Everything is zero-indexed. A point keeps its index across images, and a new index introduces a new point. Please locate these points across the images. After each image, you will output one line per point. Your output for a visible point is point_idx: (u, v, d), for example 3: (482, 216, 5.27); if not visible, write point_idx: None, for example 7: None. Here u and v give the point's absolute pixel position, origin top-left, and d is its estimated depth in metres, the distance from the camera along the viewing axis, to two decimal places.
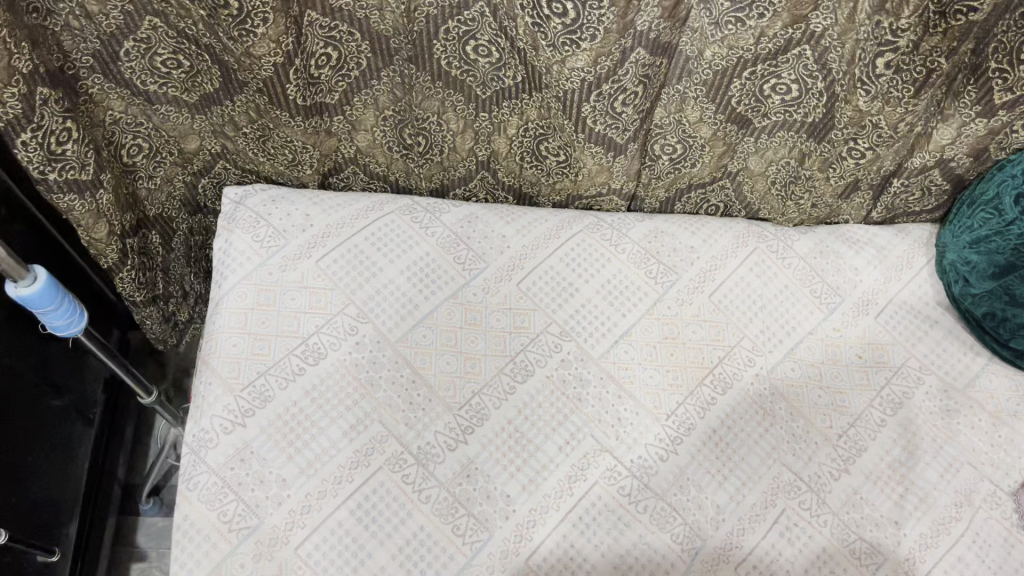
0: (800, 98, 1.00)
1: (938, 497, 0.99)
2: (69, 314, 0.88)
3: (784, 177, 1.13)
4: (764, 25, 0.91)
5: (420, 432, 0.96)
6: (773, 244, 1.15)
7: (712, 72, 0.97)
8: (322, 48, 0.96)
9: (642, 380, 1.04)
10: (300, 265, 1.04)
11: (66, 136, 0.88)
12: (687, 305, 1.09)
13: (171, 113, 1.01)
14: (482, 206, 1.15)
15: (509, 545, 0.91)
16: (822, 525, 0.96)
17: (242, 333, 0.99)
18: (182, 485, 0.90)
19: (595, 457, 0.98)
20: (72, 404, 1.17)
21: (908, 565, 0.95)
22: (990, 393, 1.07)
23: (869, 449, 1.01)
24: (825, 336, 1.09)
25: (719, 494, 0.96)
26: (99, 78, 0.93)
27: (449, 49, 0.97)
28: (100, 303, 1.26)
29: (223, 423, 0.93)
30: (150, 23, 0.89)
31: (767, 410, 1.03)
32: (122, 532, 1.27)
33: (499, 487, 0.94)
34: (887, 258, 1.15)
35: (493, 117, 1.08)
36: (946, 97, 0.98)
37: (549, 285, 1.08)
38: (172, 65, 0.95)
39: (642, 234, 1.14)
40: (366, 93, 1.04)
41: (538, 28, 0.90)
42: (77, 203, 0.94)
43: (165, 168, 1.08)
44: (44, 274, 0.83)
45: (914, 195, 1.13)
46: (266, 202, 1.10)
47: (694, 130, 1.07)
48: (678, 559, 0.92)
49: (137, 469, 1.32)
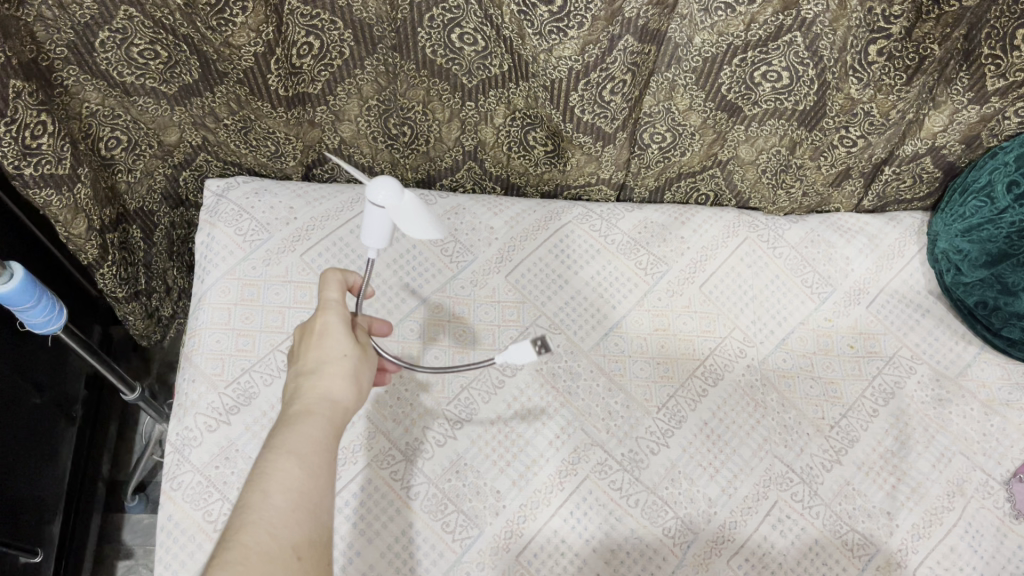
0: (790, 86, 0.98)
1: (930, 487, 0.98)
2: (49, 311, 0.86)
3: (775, 165, 1.11)
4: (754, 11, 0.88)
5: (409, 428, 0.94)
6: (765, 234, 1.14)
7: (702, 59, 0.95)
8: (304, 37, 0.93)
9: (633, 373, 1.02)
10: (283, 259, 1.03)
11: (41, 130, 0.86)
12: (678, 296, 1.08)
13: (149, 105, 0.99)
14: (469, 197, 1.13)
15: (500, 541, 0.90)
16: (815, 517, 0.96)
17: (225, 328, 0.97)
18: (165, 485, 0.89)
19: (586, 451, 0.96)
20: (54, 402, 1.15)
21: (900, 557, 0.95)
22: (982, 381, 1.06)
23: (861, 440, 1.01)
24: (817, 326, 1.09)
25: (710, 487, 0.96)
26: (74, 69, 0.90)
27: (434, 37, 0.95)
28: (81, 300, 1.23)
29: (207, 421, 0.92)
30: (126, 13, 0.87)
31: (758, 401, 1.02)
32: (107, 530, 1.25)
33: (489, 482, 0.93)
34: (878, 247, 1.14)
35: (479, 106, 1.06)
36: (938, 83, 0.96)
37: (538, 276, 1.07)
38: (149, 56, 0.92)
39: (632, 225, 1.13)
40: (349, 82, 1.02)
41: (524, 16, 0.88)
42: (55, 198, 0.91)
43: (145, 160, 1.06)
44: (20, 271, 0.81)
45: (906, 182, 1.12)
46: (248, 194, 1.08)
47: (683, 118, 1.05)
48: (669, 553, 0.92)
49: (122, 466, 1.30)
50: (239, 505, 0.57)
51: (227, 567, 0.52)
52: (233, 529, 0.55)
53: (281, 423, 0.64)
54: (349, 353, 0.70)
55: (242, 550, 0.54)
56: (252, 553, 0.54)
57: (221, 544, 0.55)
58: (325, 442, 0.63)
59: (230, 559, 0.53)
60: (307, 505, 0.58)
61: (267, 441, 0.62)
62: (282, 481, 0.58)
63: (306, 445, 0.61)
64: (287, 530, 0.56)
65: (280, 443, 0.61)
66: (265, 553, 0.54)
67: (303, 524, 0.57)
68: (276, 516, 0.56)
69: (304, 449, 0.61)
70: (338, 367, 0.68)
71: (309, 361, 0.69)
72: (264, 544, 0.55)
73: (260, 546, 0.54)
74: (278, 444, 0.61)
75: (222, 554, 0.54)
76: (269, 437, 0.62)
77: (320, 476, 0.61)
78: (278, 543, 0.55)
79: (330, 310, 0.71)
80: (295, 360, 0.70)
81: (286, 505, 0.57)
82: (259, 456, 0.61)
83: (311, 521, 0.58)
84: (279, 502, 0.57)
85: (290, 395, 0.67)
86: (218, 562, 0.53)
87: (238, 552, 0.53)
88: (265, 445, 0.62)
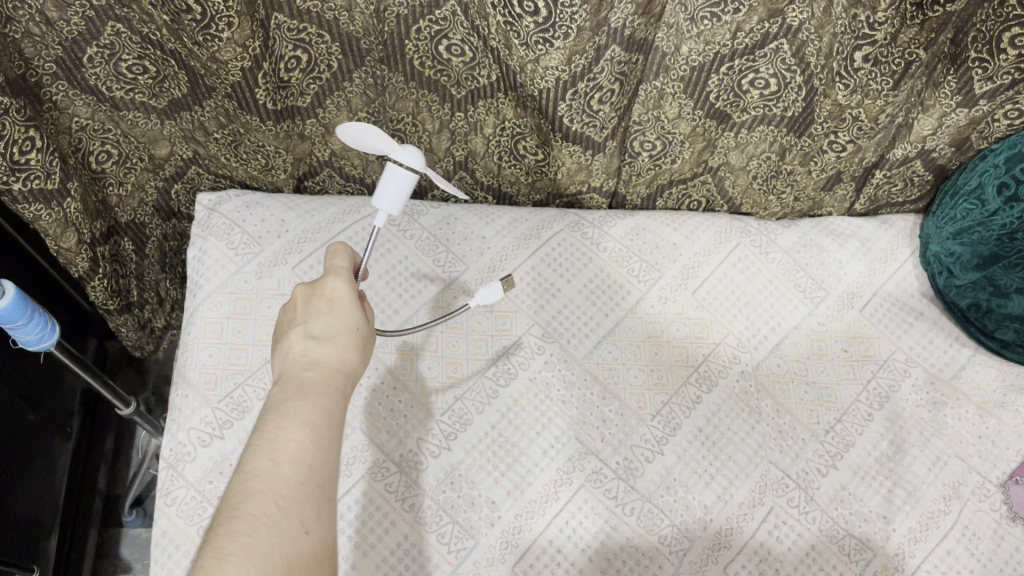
0: (779, 92, 0.98)
1: (926, 490, 0.98)
2: (41, 327, 0.86)
3: (766, 171, 1.11)
4: (740, 20, 0.88)
5: (402, 440, 0.94)
6: (756, 239, 1.14)
7: (689, 67, 0.95)
8: (291, 51, 0.93)
9: (627, 381, 1.02)
10: (275, 272, 1.03)
11: (29, 146, 0.86)
12: (672, 303, 1.08)
13: (139, 119, 0.99)
14: (460, 207, 1.14)
15: (495, 552, 0.89)
16: (811, 522, 0.95)
17: (218, 343, 0.97)
18: (159, 501, 0.89)
19: (580, 460, 0.96)
20: (49, 418, 1.15)
21: (897, 561, 0.95)
22: (977, 384, 1.06)
23: (856, 445, 1.01)
24: (810, 331, 1.09)
25: (706, 494, 0.96)
26: (63, 85, 0.90)
27: (422, 49, 0.95)
28: (76, 314, 1.23)
29: (201, 436, 0.92)
30: (112, 29, 0.87)
31: (753, 407, 1.02)
32: (104, 544, 1.25)
33: (485, 493, 0.93)
34: (871, 250, 1.14)
35: (468, 116, 1.06)
36: (926, 88, 0.97)
37: (531, 286, 1.07)
38: (138, 71, 0.92)
39: (623, 233, 1.13)
40: (338, 95, 1.02)
41: (510, 27, 0.88)
42: (44, 212, 0.91)
43: (136, 174, 1.06)
44: (12, 288, 0.82)
45: (897, 186, 1.12)
46: (240, 208, 1.08)
47: (673, 126, 1.05)
48: (665, 561, 0.91)
49: (119, 480, 1.30)
50: (246, 471, 0.56)
51: (237, 537, 0.52)
52: (240, 498, 0.55)
53: (292, 388, 0.63)
54: (358, 324, 0.70)
55: (252, 521, 0.53)
56: (261, 523, 0.53)
57: (227, 512, 0.54)
58: (334, 415, 0.63)
59: (240, 529, 0.53)
60: (316, 478, 0.58)
61: (275, 406, 0.62)
62: (293, 451, 0.58)
63: (317, 416, 0.61)
64: (296, 503, 0.56)
65: (290, 411, 0.61)
66: (275, 525, 0.54)
67: (311, 500, 0.57)
68: (284, 488, 0.56)
69: (314, 420, 0.61)
70: (347, 335, 0.68)
71: (318, 328, 0.68)
72: (272, 515, 0.54)
73: (270, 518, 0.54)
74: (288, 413, 0.60)
75: (228, 522, 0.53)
76: (277, 403, 0.61)
77: (330, 449, 0.61)
78: (288, 515, 0.55)
79: (340, 278, 0.71)
80: (302, 324, 0.69)
81: (296, 477, 0.57)
82: (266, 422, 0.60)
83: (320, 496, 0.58)
84: (288, 473, 0.57)
85: (297, 357, 0.67)
86: (225, 530, 0.53)
87: (247, 523, 0.53)
88: (272, 410, 0.61)
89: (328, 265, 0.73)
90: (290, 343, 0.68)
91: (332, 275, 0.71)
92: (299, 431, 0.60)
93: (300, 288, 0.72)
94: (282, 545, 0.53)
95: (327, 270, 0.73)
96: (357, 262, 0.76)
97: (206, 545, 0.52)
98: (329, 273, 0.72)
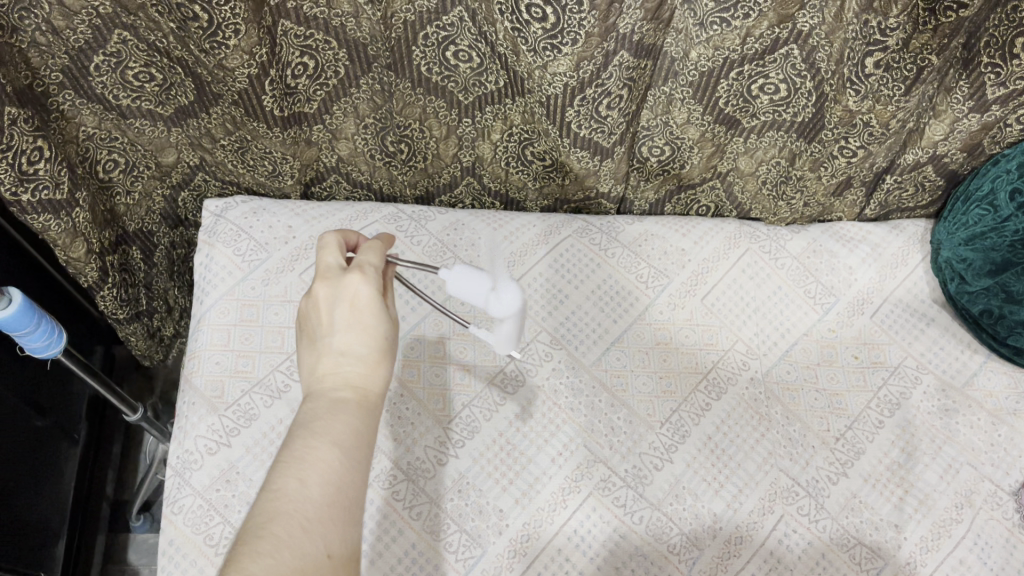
0: (788, 98, 0.97)
1: (938, 499, 0.97)
2: (48, 336, 0.86)
3: (775, 176, 1.10)
4: (750, 25, 0.88)
5: (409, 447, 0.94)
6: (766, 245, 1.13)
7: (698, 73, 0.94)
8: (298, 57, 0.93)
9: (635, 388, 1.01)
10: (283, 279, 1.02)
11: (38, 156, 0.86)
12: (680, 309, 1.08)
13: (146, 127, 0.99)
14: (468, 212, 1.13)
15: (503, 561, 0.89)
16: (821, 531, 0.95)
17: (225, 350, 0.97)
18: (166, 510, 0.88)
19: (589, 468, 0.95)
20: (56, 424, 1.15)
21: (908, 570, 0.94)
22: (989, 391, 1.05)
23: (867, 452, 1.00)
24: (821, 337, 1.08)
25: (716, 502, 0.95)
26: (70, 94, 0.90)
27: (429, 56, 0.94)
28: (83, 322, 1.23)
29: (208, 443, 0.92)
30: (119, 37, 0.87)
31: (762, 414, 1.01)
32: (112, 550, 1.25)
33: (492, 501, 0.92)
34: (882, 255, 1.13)
35: (476, 122, 1.05)
36: (938, 93, 0.96)
37: (539, 293, 1.07)
38: (145, 79, 0.92)
39: (632, 238, 1.12)
40: (345, 101, 1.02)
41: (517, 33, 0.87)
42: (53, 222, 0.91)
43: (143, 182, 1.06)
44: (19, 296, 0.82)
45: (908, 191, 1.12)
46: (247, 214, 1.07)
47: (681, 131, 1.04)
48: (674, 570, 0.91)
49: (126, 486, 1.30)
50: (274, 490, 0.56)
51: (260, 557, 0.51)
52: (264, 516, 0.55)
53: (321, 406, 0.63)
54: (386, 334, 0.69)
55: (275, 541, 0.53)
56: (285, 544, 0.53)
57: (252, 531, 0.54)
58: (364, 435, 0.63)
59: (263, 550, 0.52)
60: (343, 500, 0.58)
61: (306, 424, 0.62)
62: (322, 471, 0.58)
63: (346, 436, 0.61)
64: (321, 524, 0.56)
65: (320, 430, 0.61)
66: (298, 547, 0.53)
67: (336, 522, 0.57)
68: (310, 509, 0.56)
69: (343, 440, 0.61)
70: (375, 349, 0.68)
71: (345, 340, 0.68)
72: (297, 536, 0.54)
73: (294, 538, 0.54)
74: (318, 432, 0.60)
75: (252, 542, 0.53)
76: (307, 421, 0.61)
77: (358, 470, 0.60)
78: (312, 537, 0.54)
79: (367, 281, 0.69)
80: (330, 335, 0.68)
81: (322, 498, 0.57)
82: (297, 440, 0.60)
83: (345, 518, 0.57)
84: (315, 494, 0.57)
85: (327, 372, 0.66)
86: (249, 550, 0.52)
87: (270, 544, 0.53)
88: (302, 429, 0.61)
89: (356, 264, 0.70)
90: (319, 357, 0.67)
91: (358, 278, 0.69)
92: (327, 451, 0.59)
93: (323, 288, 0.69)
94: (304, 567, 0.52)
95: (354, 269, 0.70)
96: (383, 258, 0.73)
97: (229, 563, 0.51)
98: (356, 275, 0.69)
